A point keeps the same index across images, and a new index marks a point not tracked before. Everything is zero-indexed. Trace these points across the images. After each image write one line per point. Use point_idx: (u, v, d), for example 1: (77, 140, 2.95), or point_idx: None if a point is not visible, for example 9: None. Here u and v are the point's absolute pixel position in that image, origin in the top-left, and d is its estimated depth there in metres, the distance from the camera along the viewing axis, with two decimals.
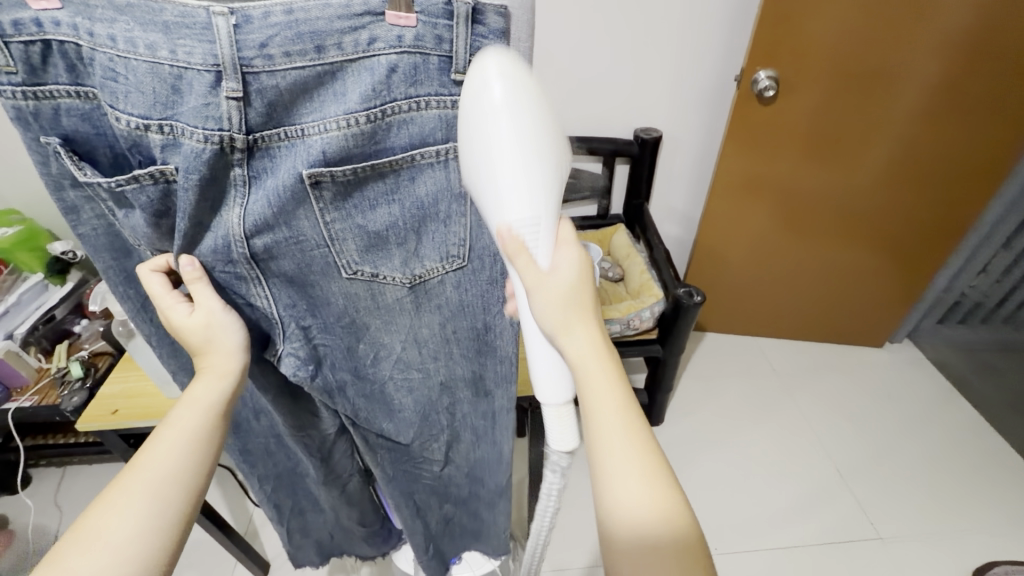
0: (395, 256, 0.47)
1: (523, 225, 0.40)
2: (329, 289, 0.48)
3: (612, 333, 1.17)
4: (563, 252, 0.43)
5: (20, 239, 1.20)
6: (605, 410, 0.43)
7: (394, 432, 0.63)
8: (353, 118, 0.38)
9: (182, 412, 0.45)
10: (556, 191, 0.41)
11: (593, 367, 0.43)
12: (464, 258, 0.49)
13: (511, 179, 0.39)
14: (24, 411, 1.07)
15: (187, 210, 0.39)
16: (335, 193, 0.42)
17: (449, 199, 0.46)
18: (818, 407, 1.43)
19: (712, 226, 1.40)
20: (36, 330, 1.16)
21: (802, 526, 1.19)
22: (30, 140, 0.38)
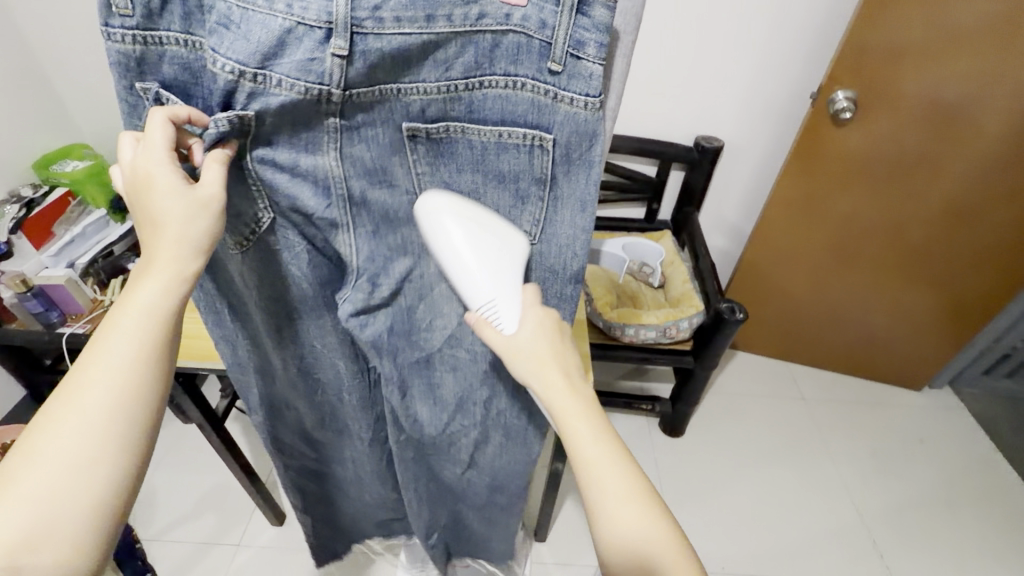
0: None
1: (484, 308, 0.47)
2: (408, 241, 0.49)
3: (647, 338, 1.16)
4: (527, 312, 0.47)
5: (91, 172, 1.25)
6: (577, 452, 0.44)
7: (432, 416, 0.64)
8: (451, 84, 0.42)
9: (125, 313, 0.38)
10: (510, 275, 0.47)
11: (565, 408, 0.45)
12: (534, 238, 0.49)
13: (476, 278, 0.46)
14: (76, 339, 1.12)
15: (280, 139, 0.40)
16: (427, 149, 0.45)
17: (532, 184, 0.47)
18: (846, 442, 1.39)
19: (765, 250, 1.38)
20: (96, 262, 1.21)
21: (814, 558, 1.17)
22: (125, 86, 0.39)
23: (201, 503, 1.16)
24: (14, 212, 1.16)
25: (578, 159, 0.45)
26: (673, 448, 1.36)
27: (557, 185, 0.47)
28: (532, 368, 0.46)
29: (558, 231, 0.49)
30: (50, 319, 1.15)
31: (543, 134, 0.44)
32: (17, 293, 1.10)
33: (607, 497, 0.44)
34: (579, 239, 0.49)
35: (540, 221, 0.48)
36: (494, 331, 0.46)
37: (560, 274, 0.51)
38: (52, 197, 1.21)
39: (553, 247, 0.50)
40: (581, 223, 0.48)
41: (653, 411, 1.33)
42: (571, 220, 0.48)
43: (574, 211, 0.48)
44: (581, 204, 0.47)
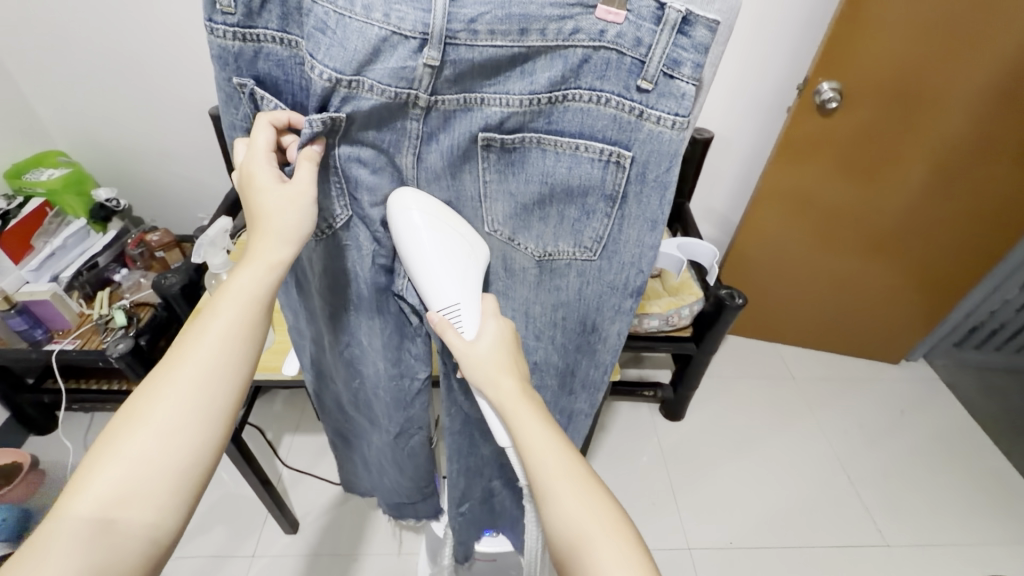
0: (536, 225, 0.52)
1: (446, 310, 0.49)
2: None
3: (650, 327, 1.20)
4: (487, 321, 0.50)
5: (70, 181, 1.20)
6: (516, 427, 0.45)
7: (476, 400, 0.68)
8: (535, 97, 0.43)
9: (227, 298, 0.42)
10: (475, 282, 0.50)
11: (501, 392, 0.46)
12: (594, 254, 0.53)
13: (441, 279, 0.48)
14: (67, 356, 1.06)
15: (363, 144, 0.44)
16: (497, 157, 0.47)
17: (601, 200, 0.48)
18: (835, 418, 1.46)
19: (753, 232, 1.42)
20: (80, 275, 1.16)
21: (814, 528, 1.23)
22: (223, 78, 0.43)
23: (209, 517, 1.13)
24: None
25: (652, 179, 0.46)
26: (675, 431, 1.40)
27: (626, 204, 0.48)
28: (484, 379, 0.47)
29: (621, 244, 0.52)
30: (35, 336, 1.09)
31: (621, 153, 0.45)
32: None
33: (549, 476, 0.43)
34: (643, 255, 0.52)
35: (603, 238, 0.51)
36: (455, 335, 0.48)
37: (617, 284, 0.55)
38: (29, 208, 1.13)
39: (611, 261, 0.53)
40: (648, 240, 0.51)
41: (654, 397, 1.36)
42: (637, 237, 0.51)
43: (641, 229, 0.50)
44: (650, 223, 0.49)
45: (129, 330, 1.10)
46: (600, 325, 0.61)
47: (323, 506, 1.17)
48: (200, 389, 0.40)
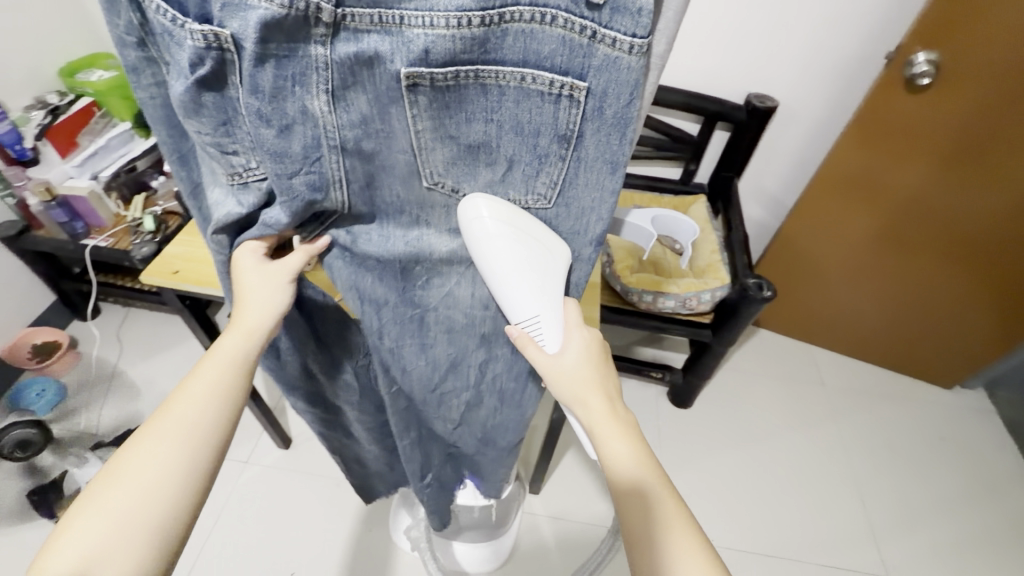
0: (481, 175, 0.48)
1: (528, 325, 0.53)
2: (400, 197, 0.50)
3: (665, 308, 1.12)
4: (570, 334, 0.53)
5: (115, 84, 1.22)
6: (606, 448, 0.49)
7: (421, 374, 0.63)
8: (465, 16, 0.37)
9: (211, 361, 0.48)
10: (551, 287, 0.52)
11: (601, 425, 0.49)
12: (548, 202, 0.49)
13: (518, 294, 0.51)
14: (99, 252, 1.15)
15: (253, 81, 0.39)
16: (430, 99, 0.42)
17: (553, 141, 0.44)
18: (862, 434, 1.33)
19: (806, 219, 1.28)
20: (119, 177, 1.19)
21: (809, 543, 1.15)
22: None
23: None
24: (39, 118, 1.15)
25: (610, 116, 0.42)
26: (679, 419, 1.33)
27: (583, 143, 0.44)
28: (576, 391, 0.51)
29: (578, 191, 0.48)
30: (74, 230, 1.17)
31: (575, 83, 0.40)
32: (42, 201, 1.14)
33: (645, 514, 0.45)
34: (603, 198, 0.48)
35: (558, 183, 0.47)
36: (537, 349, 0.52)
37: (577, 230, 0.51)
38: (77, 106, 1.18)
39: (567, 208, 0.49)
40: (608, 183, 0.46)
41: (662, 380, 1.30)
42: (598, 179, 0.46)
43: (600, 171, 0.46)
44: (609, 163, 0.45)
45: (155, 236, 1.16)
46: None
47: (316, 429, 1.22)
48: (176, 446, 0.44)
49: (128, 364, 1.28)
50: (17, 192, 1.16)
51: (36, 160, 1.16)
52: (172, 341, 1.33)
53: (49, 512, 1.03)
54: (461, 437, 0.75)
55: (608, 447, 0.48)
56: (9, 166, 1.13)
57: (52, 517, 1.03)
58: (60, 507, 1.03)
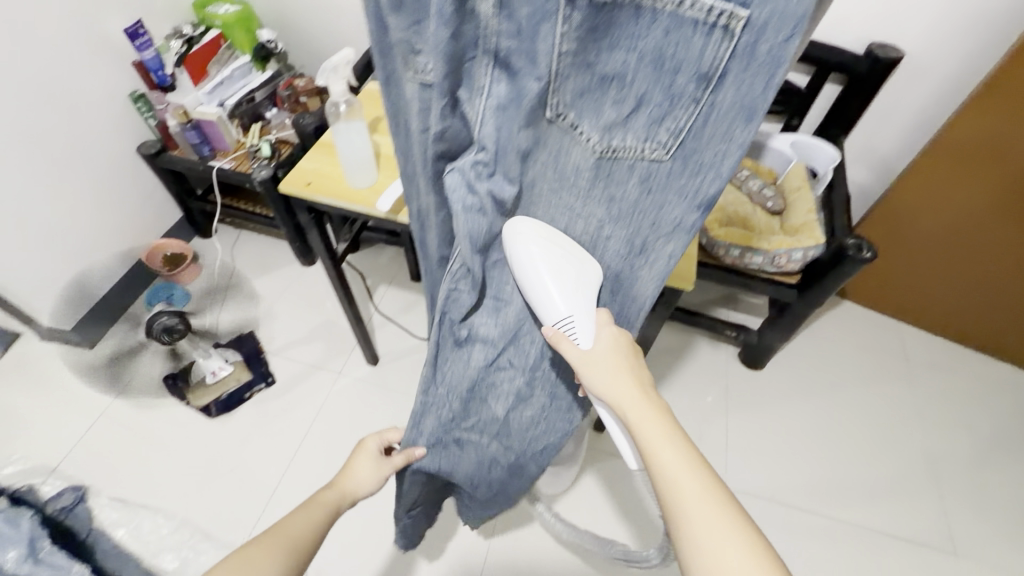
0: (606, 113, 0.48)
1: (563, 324, 0.58)
2: (530, 131, 0.50)
3: (752, 264, 1.10)
4: (601, 330, 0.58)
5: (240, 18, 1.31)
6: (647, 442, 0.52)
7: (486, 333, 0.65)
8: None
9: (321, 502, 0.70)
10: (582, 295, 0.58)
11: (641, 421, 0.53)
12: (667, 152, 0.49)
13: (553, 291, 0.57)
14: (224, 173, 1.28)
15: None
16: (584, 13, 0.41)
17: (692, 80, 0.44)
18: (948, 416, 1.27)
19: (915, 188, 1.20)
20: (240, 106, 1.32)
21: (878, 512, 1.13)
22: None
23: (312, 333, 1.33)
24: (177, 47, 1.26)
25: (764, 53, 0.41)
26: (750, 379, 1.33)
27: (722, 85, 0.44)
28: (609, 386, 0.55)
29: (702, 141, 0.48)
30: (202, 152, 1.30)
31: (736, 10, 0.39)
32: (179, 123, 1.26)
33: (692, 512, 0.48)
34: (728, 152, 0.48)
35: (681, 131, 0.47)
36: (570, 344, 0.58)
37: (686, 191, 0.52)
38: (208, 37, 1.29)
39: (685, 161, 0.50)
40: (737, 136, 0.46)
41: (736, 339, 1.30)
42: (727, 129, 0.46)
43: (734, 118, 0.46)
44: (745, 110, 0.45)
45: (271, 162, 1.27)
46: (651, 245, 0.59)
47: (400, 350, 1.33)
48: (279, 556, 0.61)
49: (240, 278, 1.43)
50: (157, 113, 1.29)
51: (173, 88, 1.29)
52: (275, 262, 1.46)
53: (180, 395, 1.19)
54: (515, 429, 0.75)
55: (648, 437, 0.52)
56: (152, 91, 1.28)
57: (182, 399, 1.19)
58: (189, 391, 1.20)
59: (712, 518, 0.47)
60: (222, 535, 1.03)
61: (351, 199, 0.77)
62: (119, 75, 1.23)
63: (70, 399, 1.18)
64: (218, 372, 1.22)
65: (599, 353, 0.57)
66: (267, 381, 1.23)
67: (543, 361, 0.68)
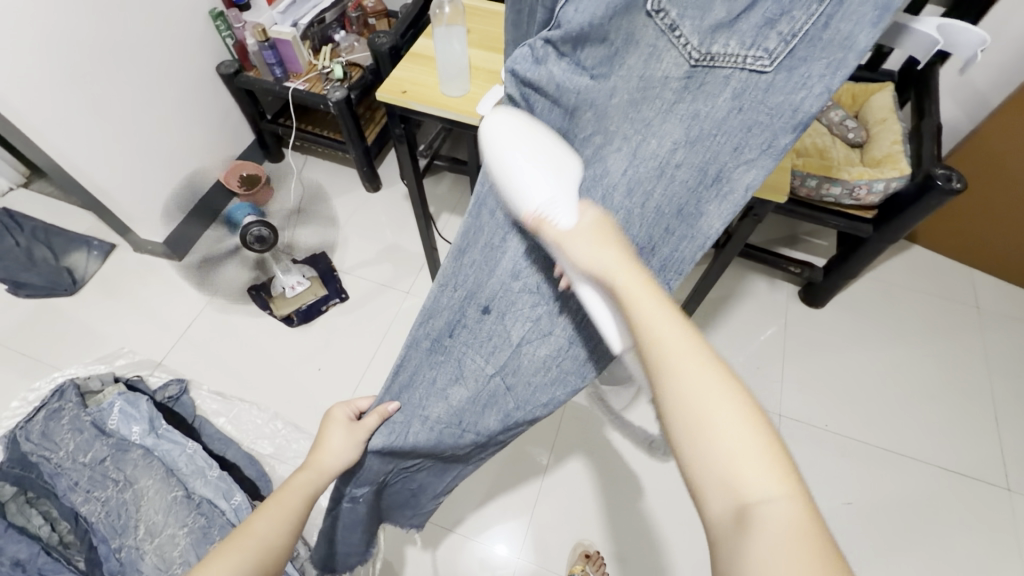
0: (713, 11, 0.43)
1: (540, 205, 0.48)
2: (622, 25, 0.46)
3: (827, 195, 1.09)
4: (584, 213, 0.48)
5: None
6: (655, 349, 0.38)
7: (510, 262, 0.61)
8: None
9: (289, 492, 0.62)
10: (563, 176, 0.49)
11: (635, 291, 0.41)
12: (771, 61, 0.42)
13: (530, 168, 0.49)
14: (298, 95, 1.30)
15: None
16: None
17: None
18: (1012, 360, 1.26)
19: (1010, 126, 1.14)
20: (312, 27, 1.33)
21: (934, 449, 1.15)
22: None
23: (380, 255, 1.39)
24: None
25: None
26: (808, 317, 1.33)
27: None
28: (587, 242, 0.45)
29: (817, 48, 0.41)
30: (276, 73, 1.32)
31: None
32: (257, 42, 1.26)
33: (711, 456, 0.34)
34: (845, 59, 0.40)
35: (797, 34, 0.41)
36: (552, 224, 0.47)
37: (780, 111, 0.44)
38: None
39: (789, 74, 0.43)
40: (860, 39, 0.39)
41: (799, 276, 1.29)
42: (848, 30, 0.39)
43: (862, 17, 0.38)
44: (878, 7, 0.37)
45: (344, 84, 1.29)
46: (726, 176, 0.50)
47: None
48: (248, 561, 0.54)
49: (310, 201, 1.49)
50: (235, 32, 1.31)
51: (248, 7, 1.30)
52: (343, 186, 1.52)
53: (263, 304, 1.29)
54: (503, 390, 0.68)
55: (655, 333, 0.39)
56: (229, 8, 1.28)
57: (266, 308, 1.29)
58: (272, 302, 1.30)
59: (740, 435, 0.34)
60: (309, 428, 1.14)
61: (446, 106, 0.80)
62: None
63: (173, 304, 1.31)
64: (296, 287, 1.29)
65: (582, 230, 0.47)
66: (340, 297, 1.31)
67: (572, 293, 0.59)
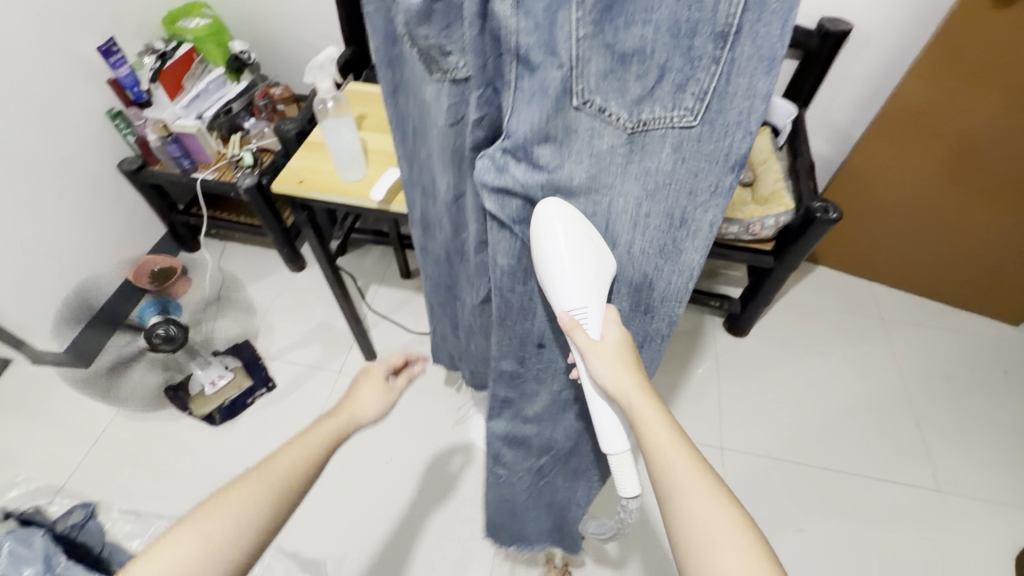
0: (631, 90, 0.48)
1: (575, 311, 0.58)
2: (560, 118, 0.51)
3: (728, 234, 1.16)
4: (608, 326, 0.59)
5: (211, 31, 1.31)
6: (664, 463, 0.51)
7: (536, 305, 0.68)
8: None
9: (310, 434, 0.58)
10: (601, 285, 0.58)
11: (645, 413, 0.54)
12: (695, 117, 0.48)
13: (571, 283, 0.57)
14: (208, 185, 1.29)
15: None
16: None
17: (709, 40, 0.44)
18: (921, 364, 1.35)
19: (871, 151, 1.28)
20: (218, 118, 1.32)
21: (866, 459, 1.20)
22: None
23: (307, 337, 1.35)
24: (151, 63, 1.26)
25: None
26: (735, 346, 1.38)
27: (739, 41, 0.44)
28: (610, 365, 0.57)
29: (726, 100, 0.47)
30: (184, 165, 1.31)
31: None
32: (159, 137, 1.26)
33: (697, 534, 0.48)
34: (752, 106, 0.46)
35: (706, 94, 0.47)
36: (582, 332, 0.58)
37: (717, 156, 0.50)
38: (181, 51, 1.29)
39: (712, 125, 0.49)
40: (759, 87, 0.45)
41: (720, 309, 1.35)
42: (746, 85, 0.46)
43: (755, 71, 0.45)
44: (765, 60, 0.44)
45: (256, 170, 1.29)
46: (689, 216, 0.56)
47: (398, 347, 1.37)
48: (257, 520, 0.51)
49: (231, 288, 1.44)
50: (135, 129, 1.29)
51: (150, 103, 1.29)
52: (266, 269, 1.48)
53: (183, 405, 1.22)
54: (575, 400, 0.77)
55: (662, 446, 0.52)
56: (129, 107, 1.28)
57: (186, 410, 1.22)
58: (192, 402, 1.22)
59: (729, 535, 0.47)
60: None
61: (342, 192, 0.80)
62: (95, 95, 1.23)
63: (78, 418, 1.21)
64: (218, 381, 1.23)
65: (608, 349, 0.57)
66: (267, 385, 1.26)
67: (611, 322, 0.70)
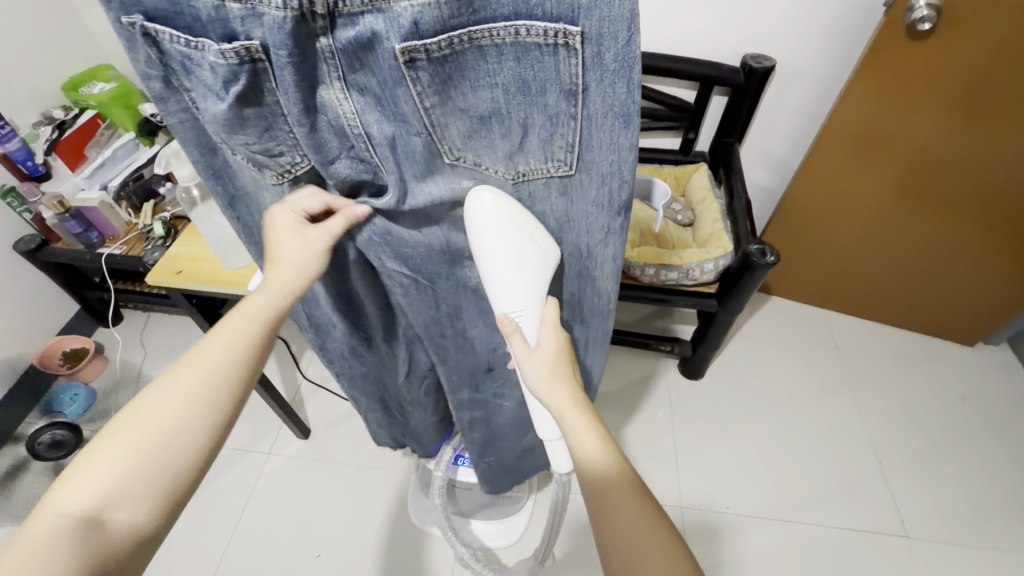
0: (499, 147, 0.46)
1: (513, 310, 0.53)
2: (433, 184, 0.48)
3: (669, 280, 1.11)
4: (546, 331, 0.55)
5: (116, 95, 1.23)
6: (580, 453, 0.50)
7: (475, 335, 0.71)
8: None
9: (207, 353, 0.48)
10: (537, 286, 0.53)
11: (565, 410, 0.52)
12: (570, 166, 0.47)
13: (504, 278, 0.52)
14: (114, 260, 1.17)
15: (290, 88, 0.39)
16: (431, 73, 0.39)
17: (561, 98, 0.42)
18: (878, 395, 1.31)
19: (810, 179, 1.23)
20: (127, 186, 1.18)
21: (828, 507, 1.14)
22: (114, 18, 0.37)
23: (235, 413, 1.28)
24: (47, 134, 1.18)
25: (612, 61, 0.39)
26: (690, 389, 1.32)
27: (590, 98, 0.42)
28: (545, 385, 0.54)
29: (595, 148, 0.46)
30: (91, 239, 1.21)
31: (569, 29, 0.37)
32: (56, 214, 1.16)
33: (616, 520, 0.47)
34: (621, 157, 0.45)
35: (575, 144, 0.45)
36: (521, 341, 0.54)
37: (601, 200, 0.50)
38: (81, 119, 1.21)
39: (588, 171, 0.48)
40: (623, 140, 0.44)
41: (671, 353, 1.29)
42: (610, 138, 0.44)
43: (612, 126, 0.43)
44: (621, 116, 0.42)
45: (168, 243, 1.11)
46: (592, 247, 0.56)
47: (333, 419, 1.28)
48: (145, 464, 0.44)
49: (152, 367, 1.34)
50: (31, 207, 1.19)
51: (48, 176, 1.19)
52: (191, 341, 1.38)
53: None
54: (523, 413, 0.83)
55: (574, 435, 0.51)
56: (23, 183, 1.17)
57: None
58: None
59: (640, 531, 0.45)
60: None
61: (224, 281, 0.73)
62: None
63: None
64: None
65: (548, 364, 0.54)
66: None
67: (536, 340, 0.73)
